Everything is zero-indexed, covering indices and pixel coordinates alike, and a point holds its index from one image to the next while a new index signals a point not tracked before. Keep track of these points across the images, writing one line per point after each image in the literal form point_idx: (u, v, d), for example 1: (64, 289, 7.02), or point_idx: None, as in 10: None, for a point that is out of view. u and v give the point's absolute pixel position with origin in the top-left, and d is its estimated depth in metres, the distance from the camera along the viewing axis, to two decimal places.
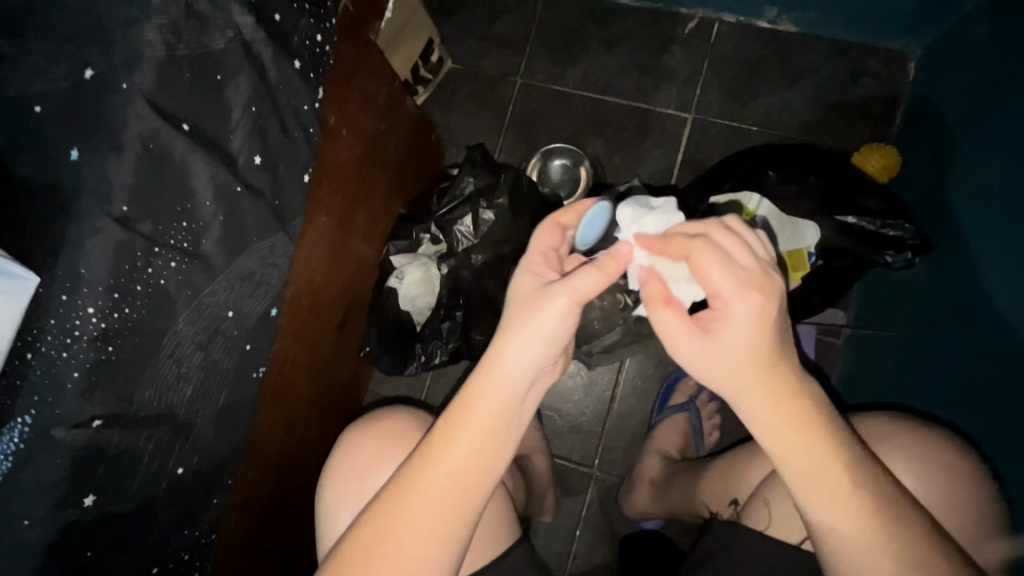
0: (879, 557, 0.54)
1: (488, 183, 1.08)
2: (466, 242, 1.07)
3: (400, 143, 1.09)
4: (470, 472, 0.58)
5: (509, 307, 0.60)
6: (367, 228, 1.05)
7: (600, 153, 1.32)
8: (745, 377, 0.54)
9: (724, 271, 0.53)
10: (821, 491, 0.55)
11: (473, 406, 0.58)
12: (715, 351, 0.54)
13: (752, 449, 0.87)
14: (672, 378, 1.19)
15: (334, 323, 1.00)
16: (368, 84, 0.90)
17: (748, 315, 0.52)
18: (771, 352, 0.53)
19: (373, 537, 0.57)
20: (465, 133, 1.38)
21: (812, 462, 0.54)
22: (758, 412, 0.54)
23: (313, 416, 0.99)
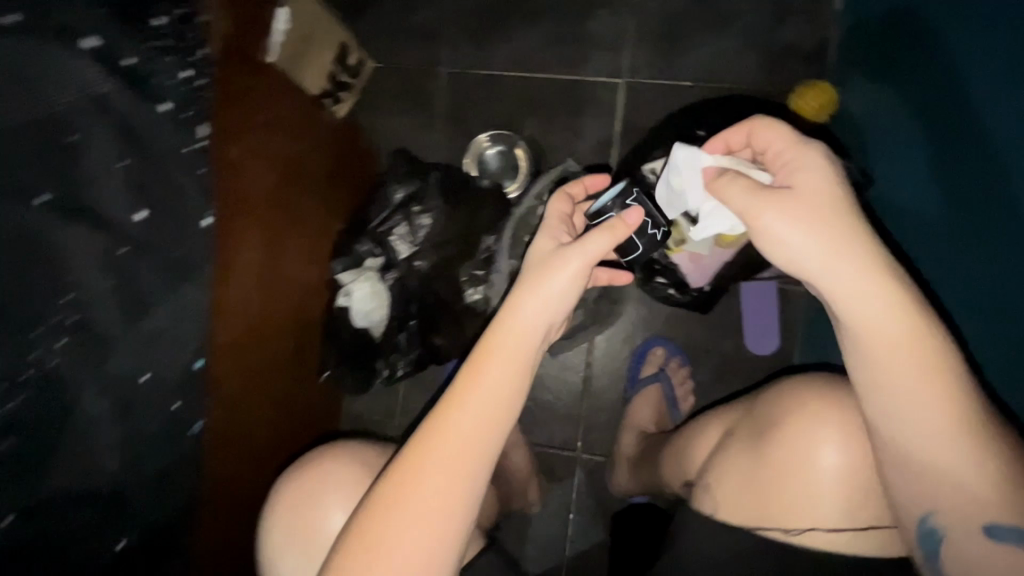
0: (922, 394, 0.62)
1: (418, 186, 1.04)
2: (406, 249, 1.03)
3: (321, 161, 1.05)
4: (476, 425, 0.65)
5: (526, 274, 0.71)
6: (304, 249, 1.03)
7: (537, 134, 1.28)
8: (822, 238, 0.63)
9: (781, 140, 0.70)
10: (907, 357, 0.62)
11: (490, 359, 0.66)
12: (796, 198, 0.65)
13: (705, 424, 0.89)
14: (641, 351, 1.20)
15: (287, 352, 1.00)
16: (266, 110, 0.86)
17: (814, 170, 0.66)
18: (847, 209, 0.65)
19: (399, 476, 0.63)
20: (398, 133, 1.33)
21: (873, 311, 0.63)
22: (818, 246, 0.64)
23: (278, 453, 0.97)
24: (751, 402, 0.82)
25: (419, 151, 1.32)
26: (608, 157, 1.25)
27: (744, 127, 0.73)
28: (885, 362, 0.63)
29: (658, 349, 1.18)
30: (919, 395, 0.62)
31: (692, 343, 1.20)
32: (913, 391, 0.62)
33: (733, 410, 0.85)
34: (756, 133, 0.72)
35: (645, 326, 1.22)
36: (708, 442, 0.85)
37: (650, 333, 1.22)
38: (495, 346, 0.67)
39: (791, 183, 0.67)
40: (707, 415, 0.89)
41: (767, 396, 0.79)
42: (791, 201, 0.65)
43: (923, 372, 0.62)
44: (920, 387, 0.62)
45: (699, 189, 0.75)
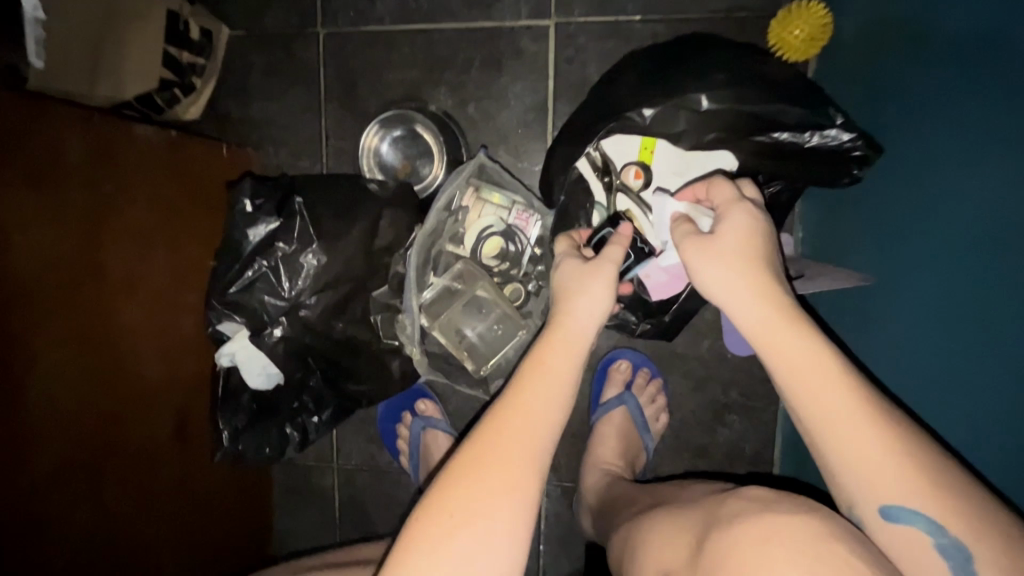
0: (851, 440, 0.54)
1: (277, 221, 0.80)
2: (280, 304, 0.80)
3: (168, 197, 0.82)
4: (551, 410, 0.57)
5: (565, 272, 0.64)
6: (158, 315, 0.81)
7: (449, 107, 1.00)
8: (737, 274, 0.59)
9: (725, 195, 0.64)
10: (847, 422, 0.54)
11: (551, 346, 0.59)
12: (713, 247, 0.61)
13: (641, 540, 0.70)
14: (603, 365, 1.02)
15: (156, 441, 0.81)
16: (47, 157, 0.64)
17: (738, 215, 0.61)
18: (759, 252, 0.60)
19: (469, 459, 0.55)
20: (276, 123, 1.04)
21: (790, 348, 0.56)
22: (728, 281, 0.59)
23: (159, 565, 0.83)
24: (696, 539, 0.60)
25: (309, 144, 1.04)
26: (543, 127, 0.98)
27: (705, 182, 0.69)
28: (812, 413, 0.55)
29: (622, 363, 1.00)
30: (851, 440, 0.54)
31: (662, 349, 1.01)
32: (847, 442, 0.54)
33: (676, 543, 0.63)
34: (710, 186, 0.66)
35: (606, 334, 1.02)
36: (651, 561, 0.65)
37: (612, 341, 1.02)
38: (555, 334, 0.60)
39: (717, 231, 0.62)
40: (659, 524, 0.68)
41: (714, 549, 0.57)
42: (711, 245, 0.61)
43: (858, 420, 0.54)
44: (854, 434, 0.54)
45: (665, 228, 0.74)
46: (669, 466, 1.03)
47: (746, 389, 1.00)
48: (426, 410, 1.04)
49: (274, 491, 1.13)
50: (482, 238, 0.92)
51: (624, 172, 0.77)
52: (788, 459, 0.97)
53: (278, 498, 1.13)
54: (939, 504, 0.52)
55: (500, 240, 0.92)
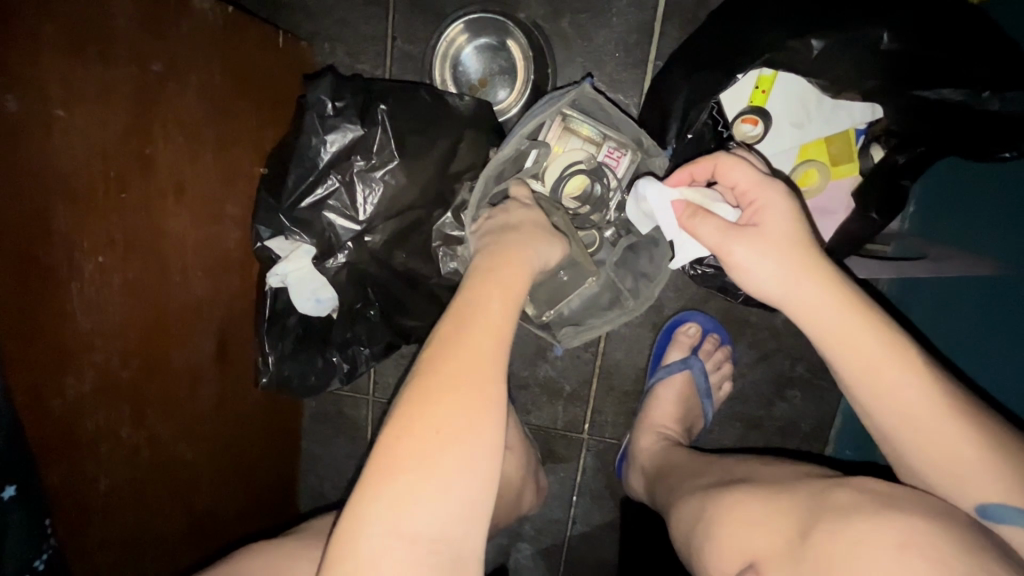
0: (938, 435, 0.50)
1: (359, 128, 0.70)
2: (349, 228, 0.71)
3: (219, 86, 0.69)
4: (502, 317, 0.53)
5: (509, 228, 0.64)
6: (203, 224, 0.70)
7: (540, 16, 0.86)
8: (791, 259, 0.54)
9: (746, 175, 0.58)
10: (940, 429, 0.50)
11: (490, 276, 0.56)
12: (766, 239, 0.56)
13: (709, 512, 0.63)
14: (669, 327, 0.96)
15: (194, 364, 0.73)
16: (95, 17, 0.52)
17: (776, 198, 0.57)
18: (807, 238, 0.56)
19: (432, 385, 0.48)
20: (335, 14, 0.90)
21: (864, 350, 0.51)
22: (780, 273, 0.55)
23: (194, 495, 0.77)
24: (796, 534, 0.52)
25: (370, 44, 0.90)
26: (645, 54, 0.86)
27: (707, 162, 0.61)
28: (890, 412, 0.51)
29: (691, 326, 0.94)
30: (937, 434, 0.50)
31: (732, 316, 0.95)
32: (937, 436, 0.50)
33: (762, 529, 0.55)
34: (718, 167, 0.60)
35: (676, 294, 0.96)
36: (724, 529, 0.59)
37: (681, 302, 0.96)
38: (496, 263, 0.58)
39: (758, 220, 0.57)
40: (741, 494, 0.61)
41: (820, 539, 0.50)
42: (761, 236, 0.56)
43: (940, 412, 0.50)
44: (940, 438, 0.50)
45: (671, 224, 0.64)
46: (720, 434, 1.01)
47: (815, 366, 0.96)
48: None
49: (304, 418, 1.09)
50: (566, 175, 0.80)
51: (736, 124, 0.75)
52: (845, 440, 0.94)
53: (307, 425, 1.09)
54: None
55: (585, 178, 0.81)
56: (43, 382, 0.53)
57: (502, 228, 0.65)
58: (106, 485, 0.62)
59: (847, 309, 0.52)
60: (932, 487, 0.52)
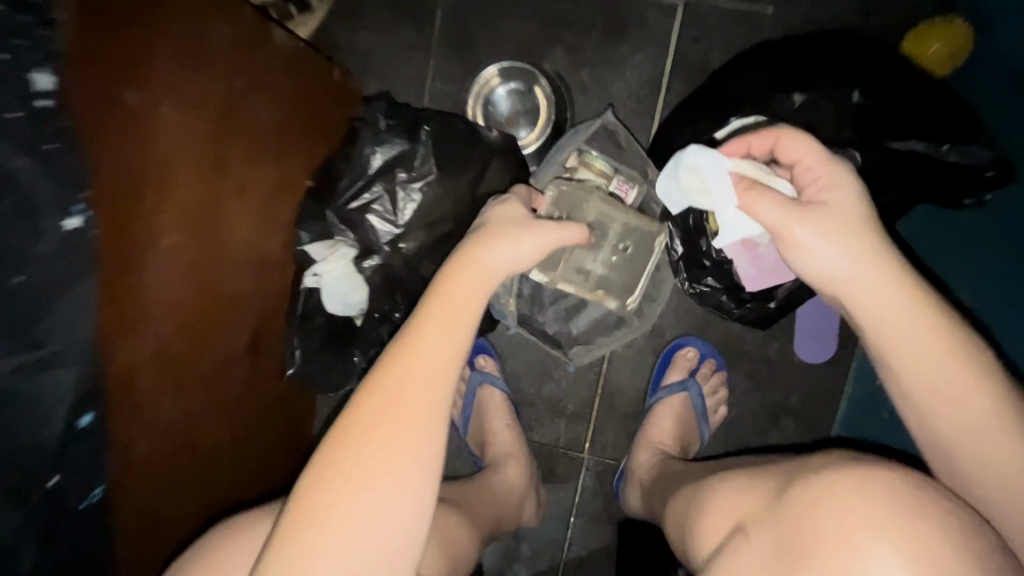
0: (999, 440, 0.52)
1: (405, 144, 0.81)
2: (388, 232, 0.82)
3: (283, 103, 0.80)
4: (438, 351, 0.55)
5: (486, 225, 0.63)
6: (255, 221, 0.79)
7: (563, 69, 0.99)
8: (855, 239, 0.56)
9: (810, 150, 0.61)
10: (996, 432, 0.52)
11: (444, 299, 0.57)
12: (831, 218, 0.57)
13: (702, 498, 0.66)
14: (669, 351, 1.02)
15: (232, 348, 0.79)
16: (197, 38, 0.63)
17: (841, 178, 0.59)
18: (873, 221, 0.58)
19: (361, 426, 0.52)
20: (383, 57, 1.03)
21: (920, 339, 0.54)
22: (845, 254, 0.56)
23: (216, 477, 0.80)
24: (772, 494, 0.57)
25: (411, 83, 1.03)
26: (653, 104, 0.98)
27: (769, 135, 0.64)
28: (948, 414, 0.54)
29: (689, 350, 1.00)
30: (998, 442, 0.52)
31: (728, 343, 1.02)
32: (984, 440, 0.53)
33: (746, 498, 0.59)
34: (781, 140, 0.63)
35: (676, 320, 1.03)
36: (714, 509, 0.63)
37: (681, 328, 1.03)
38: (452, 282, 0.58)
39: (824, 198, 0.59)
40: (728, 475, 0.66)
41: (794, 495, 0.54)
42: (826, 215, 0.58)
43: (998, 421, 0.52)
44: (1000, 445, 0.52)
45: (724, 196, 0.62)
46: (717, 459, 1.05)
47: (807, 396, 1.01)
48: (484, 365, 1.04)
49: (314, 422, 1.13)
50: None
51: None
52: None
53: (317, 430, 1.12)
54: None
55: None
56: (120, 339, 0.57)
57: (471, 229, 0.65)
58: (140, 451, 0.64)
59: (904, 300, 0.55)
60: (983, 499, 0.54)
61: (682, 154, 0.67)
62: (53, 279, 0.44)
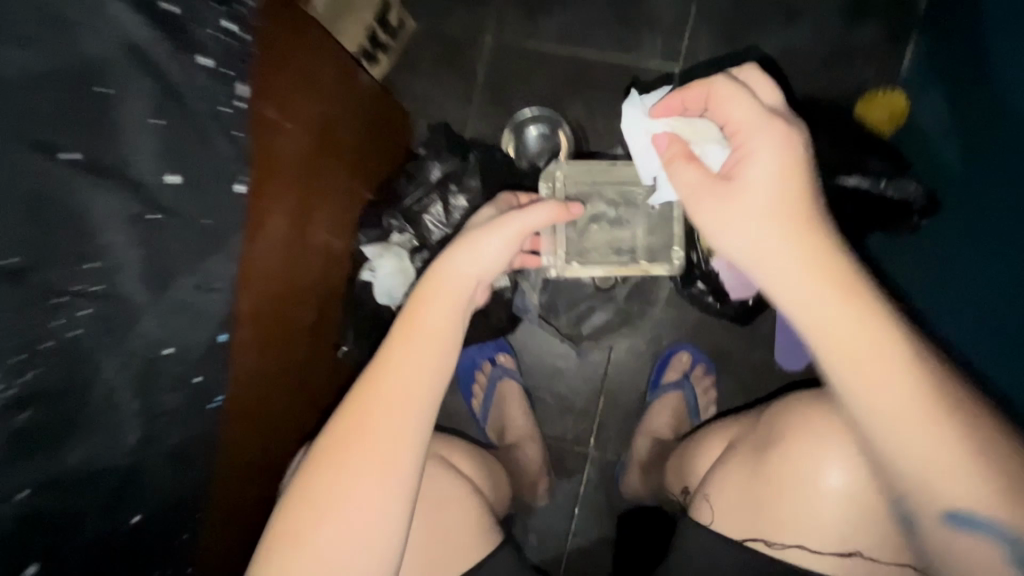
0: (915, 428, 0.53)
1: (456, 163, 1.01)
2: (438, 232, 1.01)
3: (360, 127, 1.00)
4: (402, 381, 0.63)
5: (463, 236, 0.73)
6: (329, 219, 0.96)
7: (582, 116, 1.21)
8: (756, 222, 0.60)
9: (744, 110, 0.64)
10: (916, 421, 0.53)
11: (410, 331, 0.65)
12: (731, 191, 0.62)
13: (700, 446, 0.86)
14: (666, 355, 1.16)
15: (304, 323, 0.94)
16: (316, 73, 0.83)
17: (761, 144, 0.61)
18: (793, 188, 0.60)
19: (337, 448, 0.62)
20: (433, 101, 1.26)
21: (836, 327, 0.56)
22: (752, 230, 0.60)
23: (300, 428, 0.98)
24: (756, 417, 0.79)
25: (454, 124, 1.25)
26: None
27: (703, 88, 0.67)
28: (869, 406, 0.54)
29: (683, 355, 1.15)
30: (914, 435, 0.53)
31: (718, 351, 1.17)
32: (882, 400, 0.54)
33: (736, 426, 0.82)
34: (713, 96, 0.66)
35: (673, 329, 1.18)
36: (713, 450, 0.83)
37: (677, 335, 1.18)
38: (416, 314, 0.66)
39: (737, 168, 0.62)
40: (721, 423, 0.87)
41: (772, 411, 0.76)
42: (731, 189, 0.62)
43: (915, 409, 0.53)
44: (918, 435, 0.53)
45: (647, 152, 0.78)
46: None
47: None
48: (505, 361, 1.17)
49: None
50: None
51: None
52: None
53: None
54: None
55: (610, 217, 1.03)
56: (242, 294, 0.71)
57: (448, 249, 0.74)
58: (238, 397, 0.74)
59: (820, 269, 0.58)
60: (909, 490, 0.55)
61: (628, 102, 0.80)
62: (217, 230, 0.60)
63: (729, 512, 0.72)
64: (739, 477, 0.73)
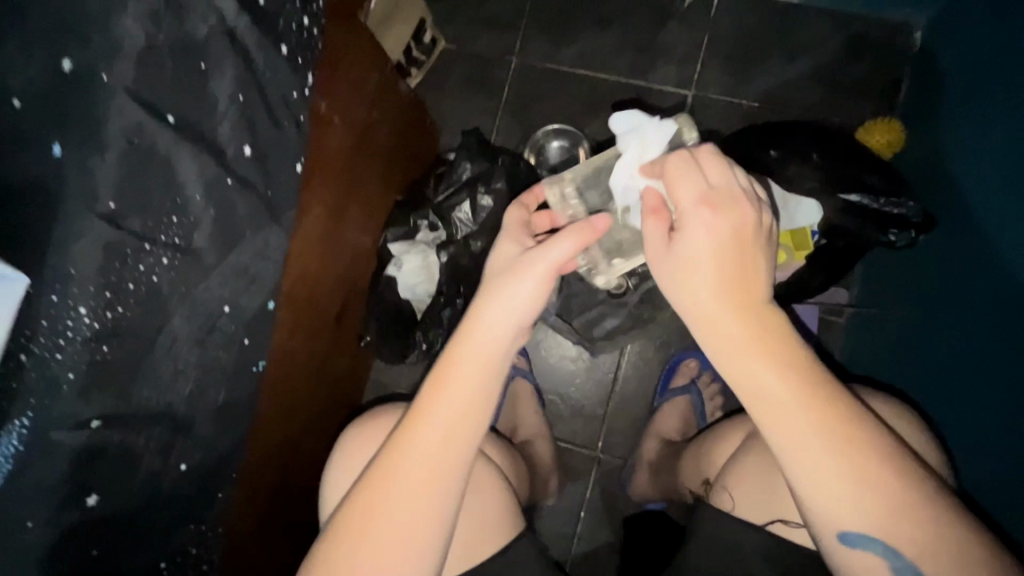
0: (840, 492, 0.54)
1: (485, 167, 1.07)
2: (465, 229, 1.05)
3: (394, 133, 1.06)
4: (444, 424, 0.61)
5: (492, 276, 0.65)
6: (362, 216, 1.01)
7: (599, 134, 1.29)
8: (697, 288, 0.58)
9: (694, 187, 0.59)
10: (842, 486, 0.54)
11: (451, 373, 0.62)
12: (670, 259, 0.59)
13: (717, 440, 0.90)
14: (673, 362, 1.20)
15: (332, 312, 0.97)
16: (363, 77, 0.90)
17: (703, 221, 0.58)
18: (732, 265, 0.57)
19: (375, 497, 0.59)
20: (459, 115, 1.34)
21: (770, 395, 0.55)
22: (685, 295, 0.58)
23: (323, 412, 1.01)
24: None
25: None
26: None
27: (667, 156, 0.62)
28: (796, 466, 0.55)
29: (692, 361, 1.18)
30: (840, 491, 0.54)
31: None
32: (806, 464, 0.55)
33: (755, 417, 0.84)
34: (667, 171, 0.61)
35: (681, 337, 1.23)
36: (729, 443, 0.86)
37: (685, 344, 1.22)
38: (457, 356, 0.62)
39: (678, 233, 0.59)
40: (733, 419, 0.91)
41: None
42: (670, 255, 0.59)
43: (835, 473, 0.54)
44: (842, 496, 0.54)
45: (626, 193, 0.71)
46: None
47: None
48: (517, 362, 1.20)
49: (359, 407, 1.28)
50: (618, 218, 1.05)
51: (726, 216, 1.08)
52: None
53: None
54: (940, 524, 0.54)
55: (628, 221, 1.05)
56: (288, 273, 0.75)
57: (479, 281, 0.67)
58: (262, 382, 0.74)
59: (756, 338, 0.56)
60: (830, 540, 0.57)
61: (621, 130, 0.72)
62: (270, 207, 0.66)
63: (751, 500, 0.75)
64: (758, 465, 0.76)
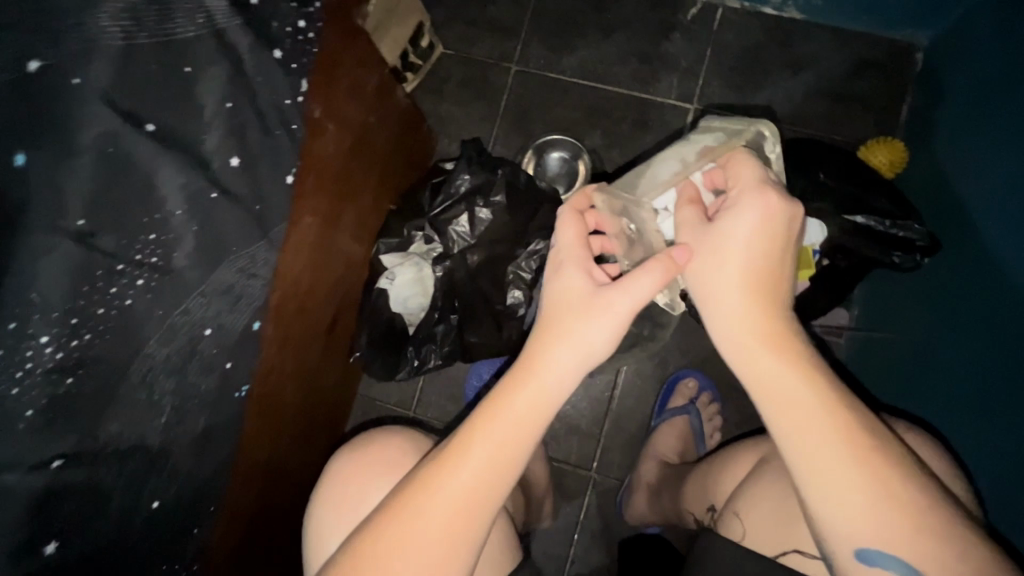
0: (852, 496, 0.50)
1: (484, 177, 1.02)
2: (462, 243, 1.02)
3: (390, 139, 1.02)
4: (486, 464, 0.57)
5: (551, 317, 0.62)
6: (355, 225, 0.96)
7: (599, 145, 1.26)
8: (723, 270, 0.59)
9: (753, 175, 0.61)
10: (858, 497, 0.50)
11: (504, 410, 0.58)
12: (707, 241, 0.61)
13: (726, 465, 0.87)
14: (672, 380, 1.18)
15: (323, 324, 0.92)
16: (360, 81, 0.85)
17: (746, 203, 0.59)
18: (763, 255, 0.59)
19: (391, 525, 0.55)
20: (457, 121, 1.30)
21: (783, 384, 0.55)
22: (710, 273, 0.60)
23: (310, 431, 0.95)
24: None
25: None
26: None
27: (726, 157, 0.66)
28: (807, 466, 0.52)
29: (690, 381, 1.16)
30: (848, 495, 0.50)
31: (724, 380, 1.19)
32: (827, 470, 0.51)
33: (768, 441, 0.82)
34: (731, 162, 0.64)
35: (679, 355, 1.20)
36: (739, 469, 0.83)
37: (684, 362, 1.20)
38: (511, 393, 0.59)
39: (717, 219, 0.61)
40: (740, 443, 0.88)
41: None
42: (707, 235, 0.61)
43: (852, 472, 0.50)
44: (859, 505, 0.50)
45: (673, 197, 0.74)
46: None
47: None
48: None
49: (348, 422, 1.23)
50: None
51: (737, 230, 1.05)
52: None
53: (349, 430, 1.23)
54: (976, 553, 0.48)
55: None
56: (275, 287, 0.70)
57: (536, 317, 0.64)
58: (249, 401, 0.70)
59: (772, 330, 0.57)
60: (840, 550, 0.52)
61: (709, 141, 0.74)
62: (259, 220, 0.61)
63: (764, 529, 0.72)
64: (770, 493, 0.73)
